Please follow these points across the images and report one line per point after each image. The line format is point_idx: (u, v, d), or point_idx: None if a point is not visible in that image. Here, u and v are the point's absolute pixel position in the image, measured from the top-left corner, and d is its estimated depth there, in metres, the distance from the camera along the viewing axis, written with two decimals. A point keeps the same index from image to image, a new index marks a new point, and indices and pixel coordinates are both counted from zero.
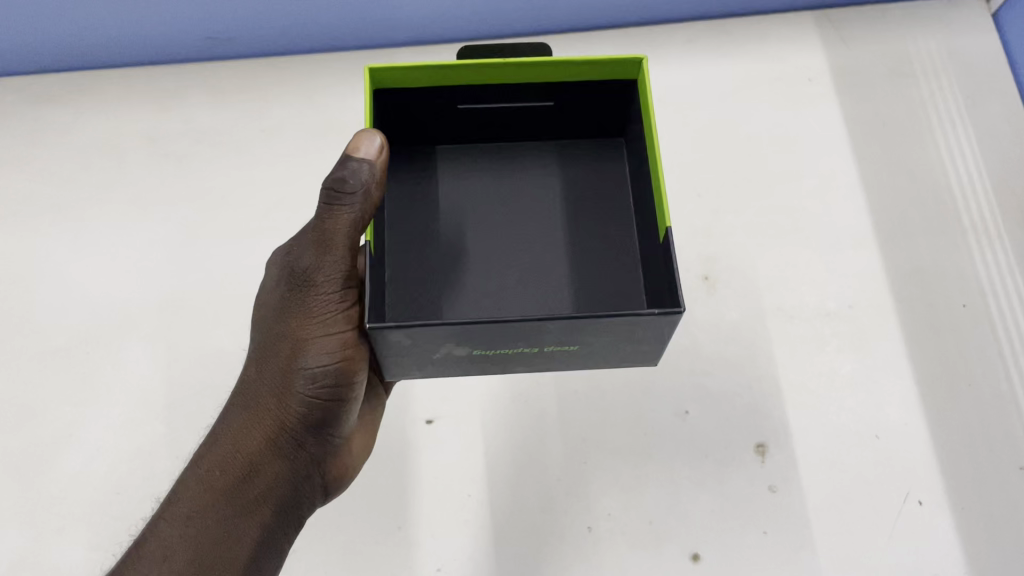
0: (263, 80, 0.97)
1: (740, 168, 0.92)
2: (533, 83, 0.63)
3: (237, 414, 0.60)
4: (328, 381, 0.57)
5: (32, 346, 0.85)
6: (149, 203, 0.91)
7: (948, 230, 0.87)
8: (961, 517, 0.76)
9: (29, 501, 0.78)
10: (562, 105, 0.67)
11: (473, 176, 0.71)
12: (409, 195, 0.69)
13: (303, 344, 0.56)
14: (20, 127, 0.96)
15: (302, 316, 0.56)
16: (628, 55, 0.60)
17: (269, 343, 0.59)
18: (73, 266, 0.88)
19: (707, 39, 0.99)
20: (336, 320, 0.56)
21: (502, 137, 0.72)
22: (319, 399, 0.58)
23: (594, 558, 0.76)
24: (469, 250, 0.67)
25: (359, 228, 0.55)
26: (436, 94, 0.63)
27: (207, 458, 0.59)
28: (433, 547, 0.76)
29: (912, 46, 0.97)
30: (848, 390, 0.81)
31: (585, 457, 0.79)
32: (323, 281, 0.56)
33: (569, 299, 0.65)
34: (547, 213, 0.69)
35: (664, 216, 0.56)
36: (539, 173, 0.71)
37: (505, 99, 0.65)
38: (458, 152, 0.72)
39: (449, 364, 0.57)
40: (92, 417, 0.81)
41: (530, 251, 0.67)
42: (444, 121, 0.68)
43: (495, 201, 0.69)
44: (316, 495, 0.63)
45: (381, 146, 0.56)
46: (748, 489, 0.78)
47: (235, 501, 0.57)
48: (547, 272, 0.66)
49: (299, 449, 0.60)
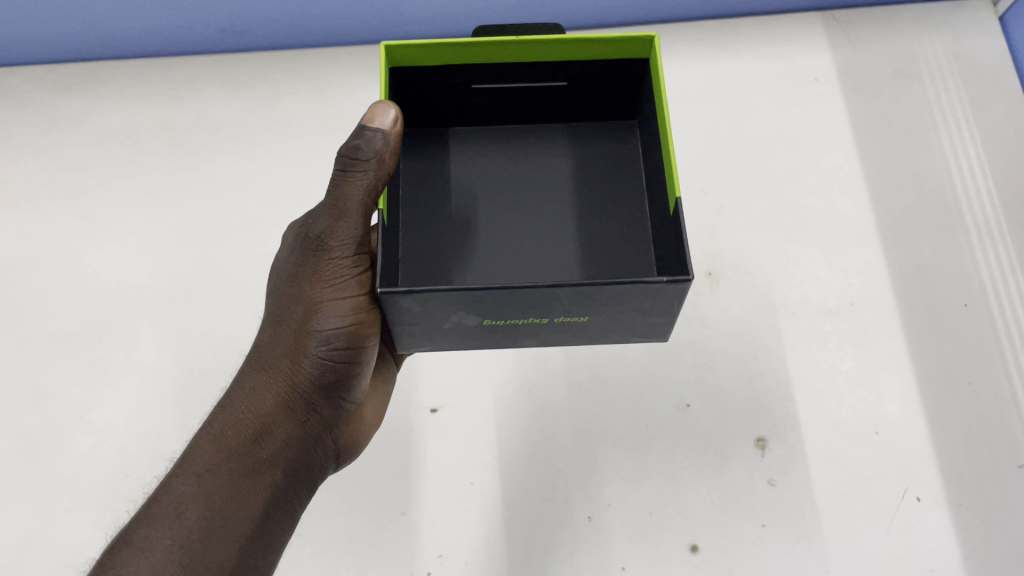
0: (277, 72, 0.99)
1: (745, 166, 0.93)
2: (547, 61, 0.64)
3: (252, 377, 0.61)
4: (340, 344, 0.58)
5: (45, 330, 0.86)
6: (163, 192, 0.93)
7: (951, 230, 0.88)
8: (958, 514, 0.76)
9: (40, 480, 0.79)
10: (575, 85, 0.68)
11: (487, 156, 0.72)
12: (421, 174, 0.71)
13: (316, 307, 0.58)
14: (38, 115, 0.97)
15: (315, 279, 0.58)
16: (641, 34, 0.61)
17: (284, 307, 0.60)
18: (87, 252, 0.90)
19: (713, 39, 1.00)
20: (349, 284, 0.58)
21: (514, 120, 0.73)
22: (331, 362, 0.59)
23: (594, 547, 0.76)
24: (481, 226, 0.68)
25: (373, 194, 0.56)
26: (450, 72, 0.65)
27: (220, 420, 0.60)
28: (435, 532, 0.77)
29: (919, 48, 0.98)
30: (848, 386, 0.82)
31: (586, 447, 0.80)
32: (337, 246, 0.57)
33: (580, 272, 0.66)
34: (559, 192, 0.70)
35: (675, 188, 0.57)
36: (551, 155, 0.72)
37: (518, 78, 0.67)
38: (471, 134, 0.73)
39: (460, 335, 0.58)
40: (104, 400, 0.82)
41: (542, 227, 0.68)
42: (459, 100, 0.69)
43: (506, 180, 0.71)
44: (326, 460, 0.65)
45: (395, 118, 0.56)
46: (748, 481, 0.79)
47: (247, 458, 0.59)
48: (559, 248, 0.67)
49: (311, 411, 0.61)
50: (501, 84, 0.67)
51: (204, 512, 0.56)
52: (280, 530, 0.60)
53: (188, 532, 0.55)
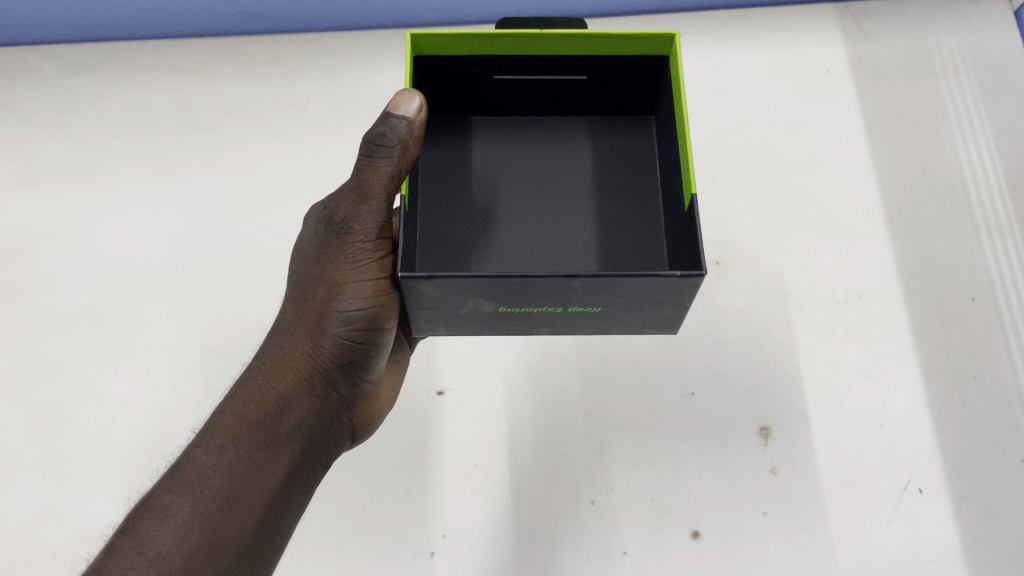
0: (290, 55, 0.99)
1: (757, 158, 0.93)
2: (570, 55, 0.65)
3: (274, 354, 0.62)
4: (360, 325, 0.60)
5: (59, 306, 0.87)
6: (177, 171, 0.93)
7: (960, 224, 0.88)
8: (959, 505, 0.77)
9: (54, 452, 0.80)
10: (595, 78, 0.68)
11: (507, 145, 0.73)
12: (440, 163, 0.71)
13: (338, 288, 0.59)
14: (55, 93, 0.98)
15: (338, 261, 0.59)
16: (662, 31, 0.61)
17: (306, 287, 0.61)
18: (102, 230, 0.91)
19: (727, 30, 1.00)
20: (371, 267, 0.59)
21: (536, 112, 0.73)
22: (351, 342, 0.61)
23: (596, 531, 0.77)
24: (498, 215, 0.68)
25: (397, 179, 0.57)
26: (474, 64, 0.65)
27: (242, 394, 0.61)
28: (440, 512, 0.78)
29: (933, 42, 0.98)
30: (853, 377, 0.83)
31: (592, 432, 0.81)
32: (360, 229, 0.58)
33: (596, 265, 0.67)
34: (576, 183, 0.71)
35: (690, 183, 0.57)
36: (569, 151, 0.72)
37: (540, 70, 0.67)
38: (491, 126, 0.74)
39: (476, 321, 0.59)
40: (116, 376, 0.83)
41: (559, 217, 0.69)
42: (479, 90, 0.70)
43: (525, 170, 0.71)
44: (342, 437, 0.66)
45: (420, 106, 0.56)
46: (750, 470, 0.79)
47: (268, 432, 0.60)
48: (574, 238, 0.68)
49: (329, 390, 0.63)
50: (522, 77, 0.68)
51: (228, 482, 0.57)
52: (298, 503, 0.61)
53: (209, 501, 0.56)
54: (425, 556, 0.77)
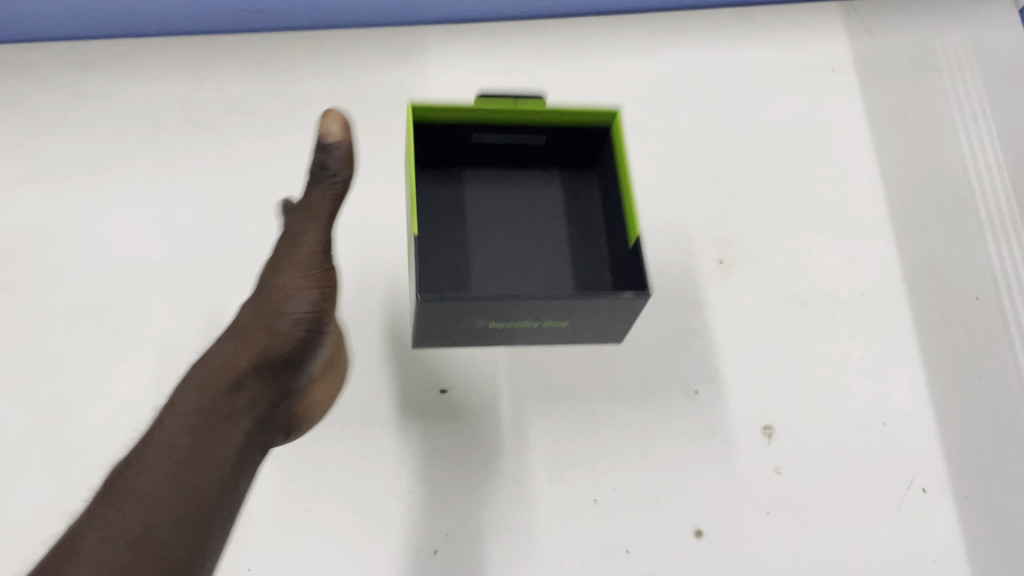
0: (293, 53, 0.99)
1: (760, 156, 0.93)
2: (530, 120, 0.73)
3: (228, 342, 0.66)
4: (310, 325, 0.66)
5: (62, 302, 0.87)
6: (180, 169, 0.93)
7: (964, 223, 0.88)
8: (963, 505, 0.77)
9: (56, 449, 0.80)
10: (551, 146, 0.79)
11: (482, 197, 0.81)
12: (431, 209, 0.79)
13: (289, 294, 0.66)
14: (58, 90, 0.97)
15: (289, 270, 0.66)
16: (604, 108, 0.72)
17: (260, 294, 0.67)
18: (105, 227, 0.91)
19: (731, 28, 1.00)
20: (315, 275, 0.66)
21: (503, 166, 0.82)
22: (300, 341, 0.66)
23: (598, 529, 0.77)
24: (473, 259, 0.77)
25: (341, 199, 0.67)
26: (453, 129, 0.75)
27: (185, 391, 0.63)
28: (443, 510, 0.78)
29: (937, 40, 0.98)
30: (856, 375, 0.82)
31: (594, 431, 0.81)
32: (306, 240, 0.66)
33: (573, 285, 0.76)
34: (542, 228, 0.79)
35: (634, 228, 0.68)
36: (543, 187, 0.82)
37: (509, 139, 0.78)
38: (468, 181, 0.81)
39: (467, 335, 0.70)
40: (119, 373, 0.84)
41: (528, 258, 0.78)
42: (456, 156, 0.80)
43: (498, 216, 0.79)
44: (277, 432, 0.69)
45: (347, 123, 0.65)
46: (753, 469, 0.79)
47: (224, 407, 0.62)
48: (542, 276, 0.77)
49: (270, 384, 0.66)
50: (495, 139, 0.77)
51: (188, 451, 0.59)
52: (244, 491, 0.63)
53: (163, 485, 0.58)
54: (427, 554, 0.76)
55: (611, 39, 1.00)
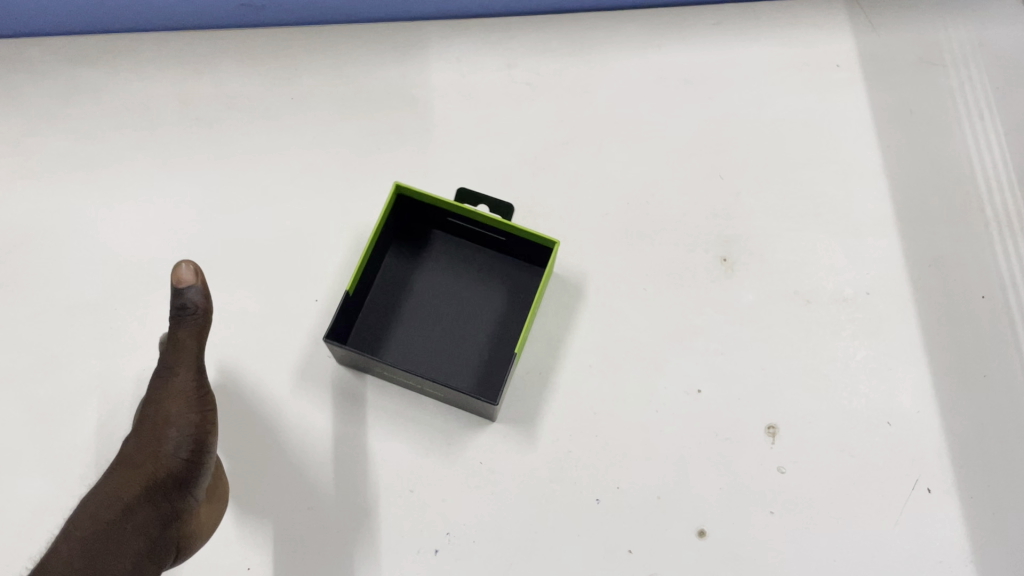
0: (293, 48, 0.98)
1: (763, 153, 0.92)
2: (489, 226, 0.81)
3: (115, 476, 0.65)
4: (192, 448, 0.67)
5: (60, 300, 0.86)
6: (179, 166, 0.93)
7: (970, 221, 0.87)
8: (968, 505, 0.77)
9: (54, 448, 0.80)
10: (510, 241, 0.82)
11: (450, 271, 0.84)
12: (387, 279, 0.83)
13: (170, 420, 0.68)
14: (54, 85, 0.96)
15: (173, 399, 0.69)
16: (547, 237, 0.77)
17: (145, 425, 0.68)
18: (103, 225, 0.90)
19: (736, 22, 0.99)
20: (193, 401, 0.70)
21: (483, 245, 0.85)
22: (189, 461, 0.67)
23: (601, 530, 0.77)
24: (415, 315, 0.82)
25: (203, 335, 0.73)
26: (437, 211, 0.82)
27: (82, 513, 0.61)
28: (444, 510, 0.77)
29: (944, 35, 0.97)
30: (862, 374, 0.82)
31: (596, 430, 0.80)
32: (182, 368, 0.71)
33: (470, 386, 0.79)
34: (485, 307, 0.83)
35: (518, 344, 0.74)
36: (487, 277, 0.84)
37: (474, 223, 0.82)
38: (445, 246, 0.86)
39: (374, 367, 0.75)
40: (118, 371, 0.83)
41: (458, 333, 0.81)
42: (439, 224, 0.85)
43: (454, 287, 0.84)
44: (171, 554, 0.65)
45: (196, 268, 0.74)
46: (757, 469, 0.78)
47: (114, 531, 0.60)
48: (466, 352, 0.80)
49: (167, 503, 0.65)
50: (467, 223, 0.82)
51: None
52: None
53: None
54: (428, 554, 0.76)
55: (614, 34, 0.98)
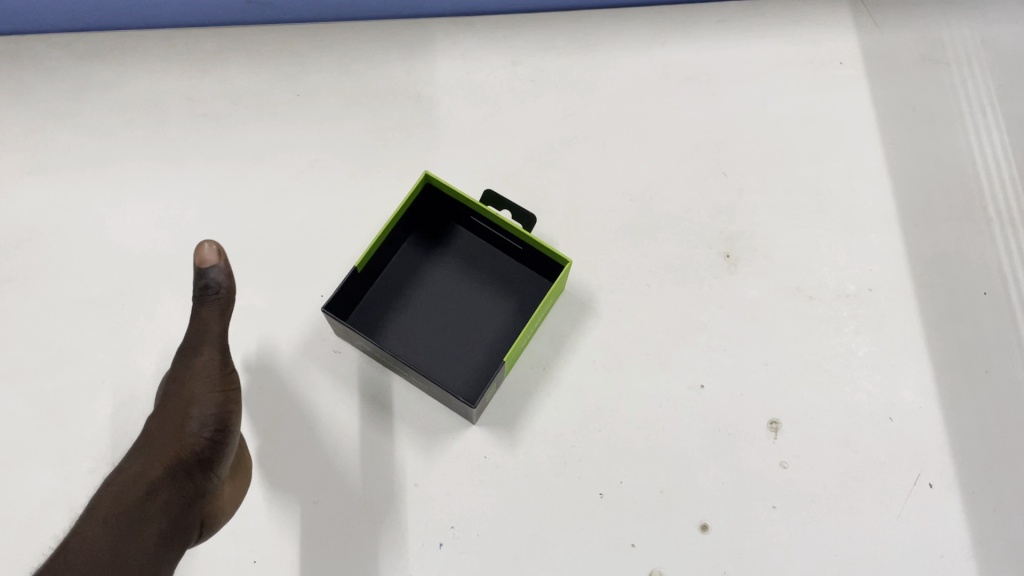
0: (299, 46, 0.98)
1: (767, 150, 0.93)
2: (507, 232, 0.81)
3: (141, 454, 0.67)
4: (216, 427, 0.69)
5: (68, 295, 0.87)
6: (186, 162, 0.93)
7: (973, 218, 0.88)
8: (970, 500, 0.77)
9: (63, 441, 0.81)
10: (526, 252, 0.82)
11: (463, 270, 0.85)
12: (401, 266, 0.84)
13: (193, 399, 0.69)
14: (61, 81, 0.97)
15: (197, 378, 0.70)
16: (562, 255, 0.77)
17: (170, 401, 0.70)
18: (110, 221, 0.91)
19: (740, 20, 0.99)
20: (216, 380, 0.70)
21: (499, 252, 0.86)
22: (211, 440, 0.68)
23: (604, 523, 0.77)
24: (422, 307, 0.83)
25: (227, 313, 0.73)
26: (459, 207, 0.83)
27: (105, 490, 0.64)
28: (449, 503, 0.78)
29: (948, 33, 0.97)
30: (864, 370, 0.82)
31: (600, 425, 0.81)
32: (206, 347, 0.71)
33: (463, 385, 0.79)
34: (489, 311, 0.83)
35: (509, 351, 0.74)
36: (496, 285, 0.84)
37: (493, 226, 0.82)
38: (462, 245, 0.86)
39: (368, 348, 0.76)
40: (126, 366, 0.84)
41: (459, 333, 0.82)
42: (460, 222, 0.86)
43: (462, 287, 0.84)
44: (193, 530, 0.67)
45: (218, 249, 0.72)
46: (760, 463, 0.79)
47: (141, 510, 0.62)
48: (463, 353, 0.81)
49: (189, 482, 0.67)
50: (486, 225, 0.83)
51: (111, 554, 0.59)
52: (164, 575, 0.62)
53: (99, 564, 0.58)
54: (433, 547, 0.77)
55: (618, 31, 0.99)
